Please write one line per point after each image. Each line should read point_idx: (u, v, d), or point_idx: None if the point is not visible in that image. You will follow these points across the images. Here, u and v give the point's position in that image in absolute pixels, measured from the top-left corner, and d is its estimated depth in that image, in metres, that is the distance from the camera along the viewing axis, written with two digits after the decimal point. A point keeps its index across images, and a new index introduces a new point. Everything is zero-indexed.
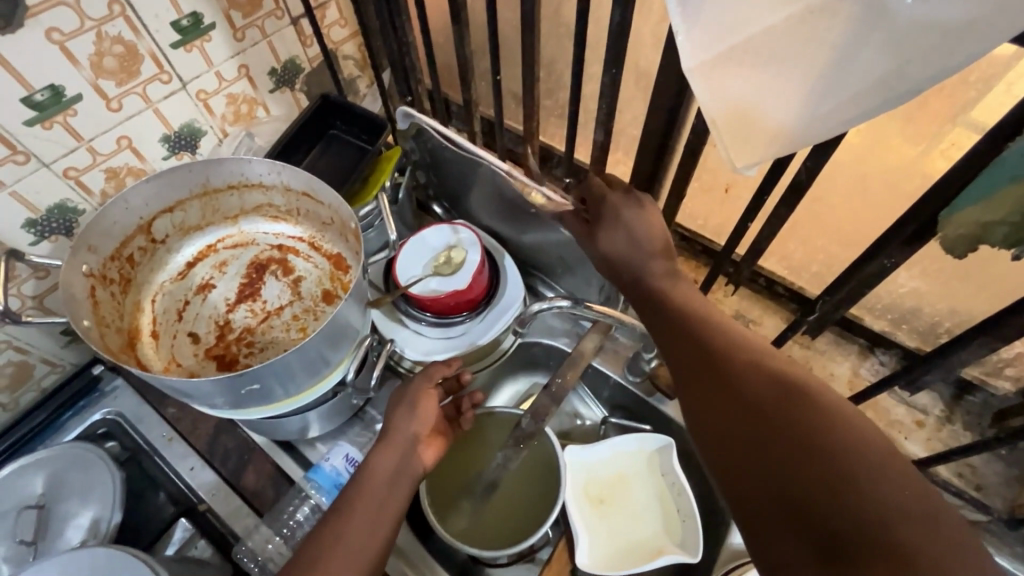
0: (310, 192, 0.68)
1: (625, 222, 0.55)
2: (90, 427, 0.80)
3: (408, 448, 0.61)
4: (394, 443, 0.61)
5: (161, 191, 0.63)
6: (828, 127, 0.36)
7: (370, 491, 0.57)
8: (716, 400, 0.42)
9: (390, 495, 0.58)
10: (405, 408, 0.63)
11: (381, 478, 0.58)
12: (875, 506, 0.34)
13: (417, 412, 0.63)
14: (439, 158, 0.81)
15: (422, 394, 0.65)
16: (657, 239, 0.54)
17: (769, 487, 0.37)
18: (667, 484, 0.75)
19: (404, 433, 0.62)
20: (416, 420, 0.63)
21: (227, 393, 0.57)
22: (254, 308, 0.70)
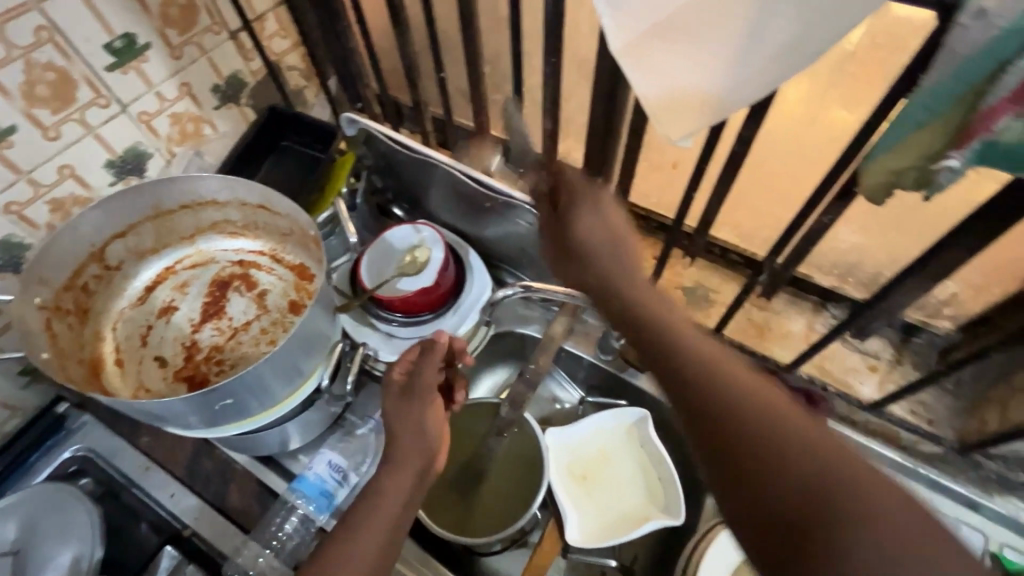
0: (267, 205, 0.68)
1: (588, 214, 0.52)
2: (60, 466, 0.78)
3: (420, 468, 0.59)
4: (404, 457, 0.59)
5: (112, 215, 0.62)
6: (745, 95, 0.39)
7: (374, 517, 0.55)
8: (693, 410, 0.40)
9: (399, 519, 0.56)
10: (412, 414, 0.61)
11: (390, 499, 0.56)
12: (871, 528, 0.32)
13: (426, 423, 0.61)
14: (393, 161, 0.81)
15: (425, 406, 0.61)
16: (614, 225, 0.52)
17: (755, 498, 0.36)
18: (646, 455, 0.78)
19: (411, 445, 0.59)
20: (427, 433, 0.60)
21: (200, 411, 0.57)
22: (221, 326, 0.70)
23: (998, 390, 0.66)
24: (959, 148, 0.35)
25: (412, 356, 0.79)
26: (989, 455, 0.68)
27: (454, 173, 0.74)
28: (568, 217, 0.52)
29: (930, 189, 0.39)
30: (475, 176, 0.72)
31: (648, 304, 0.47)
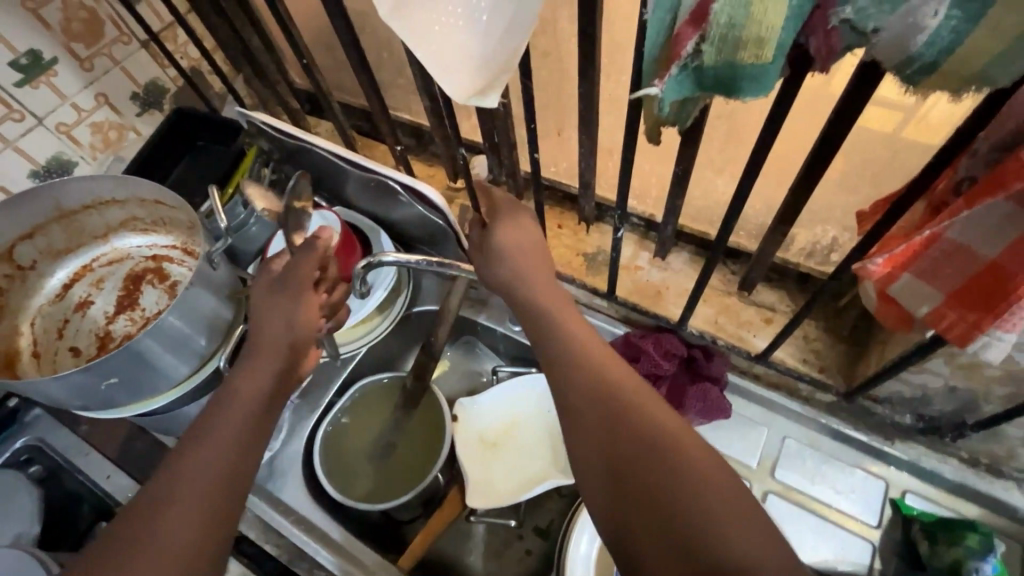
0: (162, 200, 0.73)
1: (502, 231, 0.59)
2: (12, 455, 0.85)
3: (281, 366, 0.58)
4: (269, 351, 0.58)
5: (14, 218, 0.67)
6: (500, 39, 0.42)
7: (224, 421, 0.53)
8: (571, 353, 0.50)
9: (255, 424, 0.55)
10: (274, 315, 0.59)
11: (248, 395, 0.55)
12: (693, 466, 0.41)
13: (295, 321, 0.60)
14: (294, 151, 0.85)
15: (296, 301, 0.60)
16: (524, 246, 0.58)
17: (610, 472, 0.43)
18: (552, 419, 0.80)
19: (276, 344, 0.59)
20: (291, 330, 0.59)
21: (88, 390, 0.62)
22: (133, 317, 0.75)
23: (881, 332, 0.65)
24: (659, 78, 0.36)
25: None
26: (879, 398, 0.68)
27: (342, 156, 0.77)
28: (489, 235, 0.59)
29: (661, 117, 0.38)
30: (356, 158, 0.75)
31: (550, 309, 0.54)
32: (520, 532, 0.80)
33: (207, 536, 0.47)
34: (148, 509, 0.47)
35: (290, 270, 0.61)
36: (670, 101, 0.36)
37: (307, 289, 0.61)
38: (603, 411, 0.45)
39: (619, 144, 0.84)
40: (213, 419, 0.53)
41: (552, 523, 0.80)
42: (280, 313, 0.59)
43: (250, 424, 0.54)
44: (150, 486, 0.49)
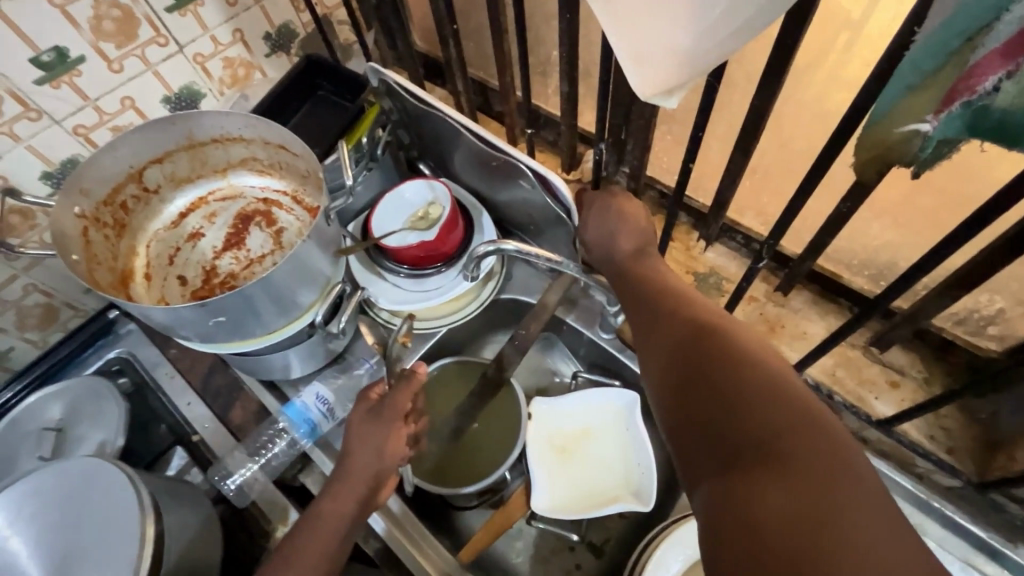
0: (286, 146, 0.72)
1: (598, 214, 0.67)
2: (105, 363, 0.89)
3: (364, 494, 0.61)
4: (353, 484, 0.61)
5: (150, 142, 0.68)
6: (715, 39, 0.37)
7: (305, 556, 0.57)
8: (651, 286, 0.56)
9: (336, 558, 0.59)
10: (369, 448, 0.62)
11: (332, 523, 0.59)
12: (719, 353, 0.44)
13: (384, 452, 0.62)
14: (416, 116, 0.83)
15: (386, 431, 0.63)
16: (630, 235, 0.64)
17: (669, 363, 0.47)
18: (630, 439, 0.76)
19: (365, 470, 0.62)
20: (381, 461, 0.62)
21: (197, 324, 0.63)
22: (238, 256, 0.76)
23: None
24: (937, 110, 0.33)
25: (413, 306, 0.81)
26: (1014, 496, 0.61)
27: (468, 131, 0.74)
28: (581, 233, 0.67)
29: (915, 160, 0.37)
30: (485, 135, 0.72)
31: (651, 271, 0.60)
32: (574, 546, 0.77)
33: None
34: None
35: (392, 404, 0.64)
36: (941, 137, 0.34)
37: (398, 422, 0.63)
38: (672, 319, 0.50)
39: (756, 163, 0.78)
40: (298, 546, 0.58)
41: (609, 543, 0.77)
42: (369, 442, 0.62)
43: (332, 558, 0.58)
44: None
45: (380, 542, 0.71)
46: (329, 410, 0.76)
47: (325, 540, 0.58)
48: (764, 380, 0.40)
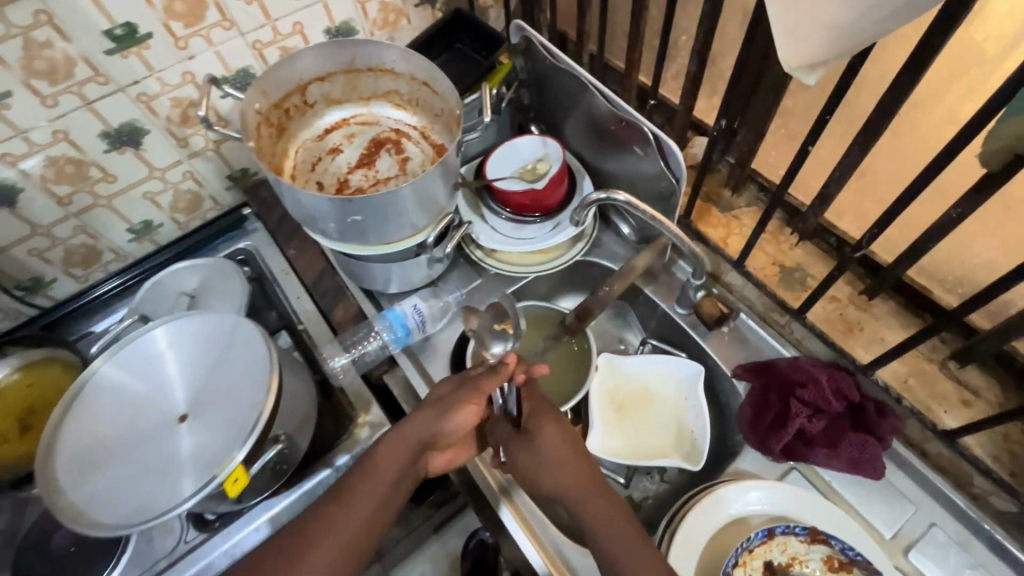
0: (429, 83, 0.81)
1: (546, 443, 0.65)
2: (233, 252, 1.02)
3: (414, 449, 0.65)
4: (405, 440, 0.64)
5: (320, 60, 0.78)
6: (871, 21, 0.41)
7: (355, 500, 0.61)
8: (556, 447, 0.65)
9: (389, 497, 0.63)
10: (439, 418, 0.65)
11: (384, 468, 0.63)
12: None
13: (444, 419, 0.65)
14: (544, 77, 0.90)
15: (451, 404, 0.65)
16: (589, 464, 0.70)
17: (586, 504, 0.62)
18: (686, 406, 0.80)
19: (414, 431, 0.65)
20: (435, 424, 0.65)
21: (339, 220, 0.73)
22: (368, 174, 0.86)
23: None
24: None
25: (507, 247, 0.88)
26: None
27: (594, 95, 0.80)
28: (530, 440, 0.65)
29: None
30: (611, 97, 0.77)
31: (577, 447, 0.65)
32: (615, 495, 0.82)
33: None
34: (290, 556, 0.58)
35: (475, 382, 0.66)
36: None
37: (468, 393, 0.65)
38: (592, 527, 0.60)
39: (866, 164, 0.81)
40: (335, 498, 0.62)
41: (648, 500, 0.81)
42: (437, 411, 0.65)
43: (377, 503, 0.62)
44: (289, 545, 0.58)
45: None
46: (419, 312, 0.84)
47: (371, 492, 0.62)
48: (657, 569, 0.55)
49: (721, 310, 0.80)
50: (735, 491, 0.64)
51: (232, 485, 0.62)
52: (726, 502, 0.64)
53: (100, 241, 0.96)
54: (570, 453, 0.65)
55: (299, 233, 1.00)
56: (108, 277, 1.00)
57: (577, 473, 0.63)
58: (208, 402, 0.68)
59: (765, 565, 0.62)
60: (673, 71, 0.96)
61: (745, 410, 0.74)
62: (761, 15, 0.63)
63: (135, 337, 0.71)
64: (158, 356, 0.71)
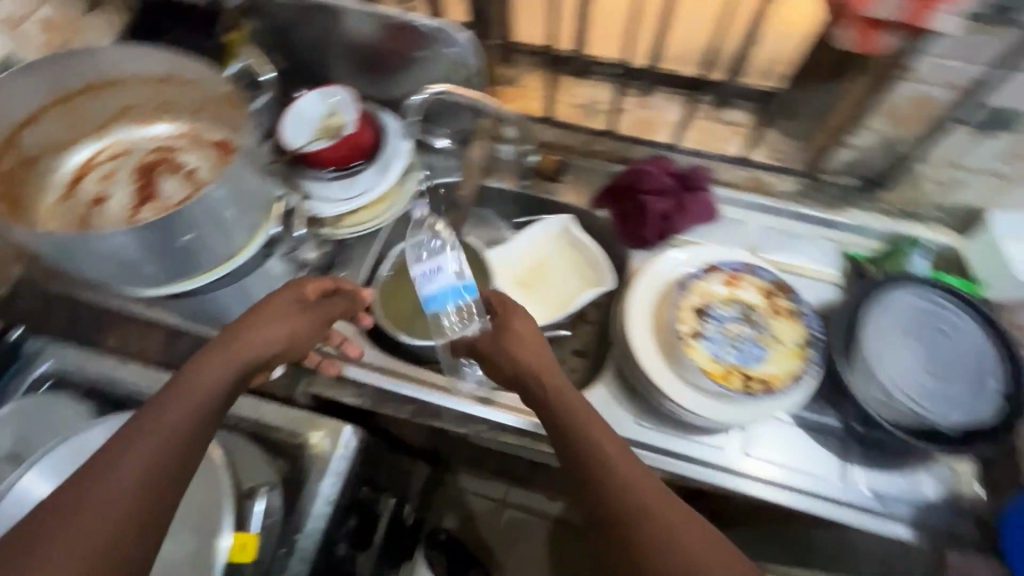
0: (172, 73, 0.69)
1: (516, 325, 0.68)
2: (33, 384, 0.77)
3: (237, 379, 0.55)
4: (223, 355, 0.55)
5: (16, 98, 0.64)
6: None
7: (160, 427, 0.48)
8: (536, 349, 0.65)
9: (185, 451, 0.48)
10: (274, 323, 0.60)
11: (198, 393, 0.51)
12: (608, 485, 0.51)
13: (271, 329, 0.59)
14: (287, 29, 0.86)
15: (273, 316, 0.60)
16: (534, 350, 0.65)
17: (564, 395, 0.60)
18: (574, 249, 0.90)
19: (261, 336, 0.58)
20: (268, 338, 0.58)
21: (164, 249, 0.62)
22: (156, 206, 0.71)
23: None
24: None
25: (350, 204, 0.83)
26: (835, 173, 0.87)
27: (350, 18, 0.82)
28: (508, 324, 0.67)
29: None
30: (375, 9, 0.79)
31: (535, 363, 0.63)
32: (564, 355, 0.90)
33: (118, 541, 0.42)
34: (32, 534, 0.41)
35: (317, 306, 0.66)
36: None
37: (294, 304, 0.63)
38: (552, 430, 0.58)
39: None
40: (173, 400, 0.50)
41: (588, 343, 0.91)
42: (270, 316, 0.60)
43: (182, 438, 0.48)
44: (45, 503, 0.43)
45: (411, 404, 0.78)
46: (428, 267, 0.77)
47: (159, 444, 0.47)
48: (621, 489, 0.51)
49: (558, 160, 0.92)
50: (648, 277, 0.80)
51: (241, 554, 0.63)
52: (642, 285, 0.79)
53: None
54: (540, 350, 0.65)
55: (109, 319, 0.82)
56: None
57: (541, 354, 0.64)
58: None
59: (694, 308, 0.75)
60: None
61: (614, 223, 0.89)
62: None
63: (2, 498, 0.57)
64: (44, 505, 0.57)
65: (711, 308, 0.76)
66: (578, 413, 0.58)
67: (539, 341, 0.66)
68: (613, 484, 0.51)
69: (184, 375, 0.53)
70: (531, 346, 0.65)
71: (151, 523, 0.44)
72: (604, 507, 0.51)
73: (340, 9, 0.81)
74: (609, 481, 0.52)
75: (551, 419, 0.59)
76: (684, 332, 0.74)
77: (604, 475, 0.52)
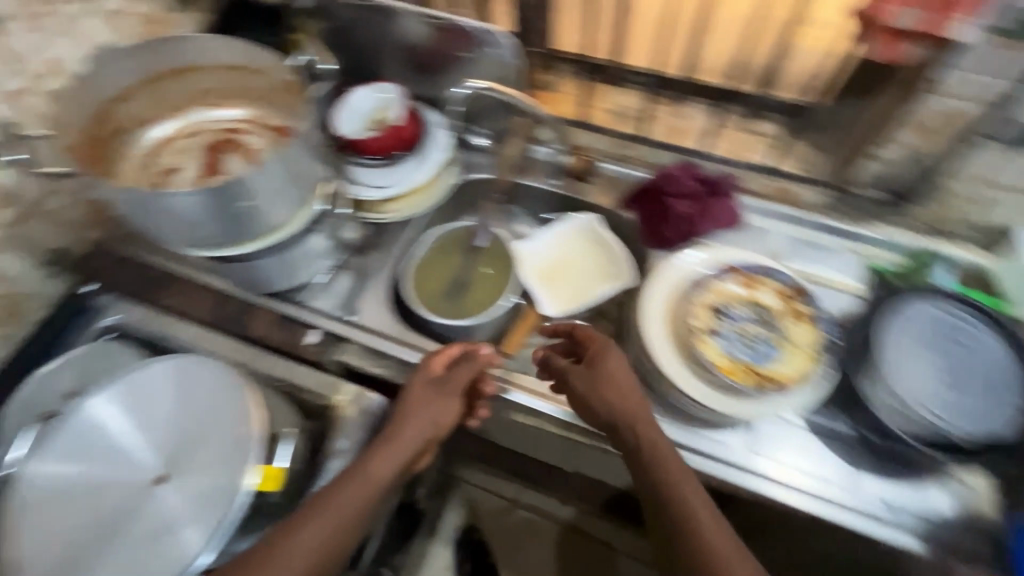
0: (242, 65, 0.79)
1: (606, 371, 0.73)
2: (95, 336, 0.87)
3: (655, 445, 0.67)
4: (616, 381, 0.72)
5: (111, 76, 0.72)
6: None
7: (665, 450, 0.67)
8: (668, 460, 0.66)
9: (684, 476, 0.66)
10: (623, 376, 0.72)
11: (671, 454, 0.67)
12: (691, 534, 0.62)
13: (610, 372, 0.73)
14: (348, 30, 0.93)
15: (615, 362, 0.73)
16: (614, 380, 0.72)
17: (673, 459, 0.67)
18: (599, 248, 0.94)
19: (640, 405, 0.70)
20: (630, 398, 0.70)
21: (227, 215, 0.69)
22: (221, 179, 0.80)
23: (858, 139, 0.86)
24: None
25: (391, 190, 0.90)
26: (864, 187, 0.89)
27: (407, 21, 0.88)
28: (600, 363, 0.73)
29: None
30: (433, 12, 0.85)
31: (656, 439, 0.68)
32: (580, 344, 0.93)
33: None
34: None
35: (450, 377, 0.76)
36: None
37: (608, 364, 0.73)
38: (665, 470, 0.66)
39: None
40: (664, 462, 0.66)
41: None
42: (606, 348, 0.76)
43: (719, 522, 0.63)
44: None
45: None
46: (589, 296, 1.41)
47: (675, 460, 0.67)
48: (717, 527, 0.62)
49: (587, 162, 0.97)
50: (671, 274, 0.81)
51: (269, 484, 0.61)
52: (668, 280, 0.81)
53: None
54: (627, 395, 0.70)
55: (167, 282, 0.89)
56: None
57: (641, 407, 0.70)
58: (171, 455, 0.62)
59: (709, 307, 0.77)
60: None
61: (640, 223, 0.92)
62: None
63: (70, 415, 0.63)
64: (100, 427, 0.63)
65: (728, 307, 0.78)
66: (676, 472, 0.66)
67: (638, 397, 0.72)
68: (698, 531, 0.62)
69: (635, 450, 0.68)
70: (609, 380, 0.72)
71: (737, 543, 0.62)
72: (703, 539, 0.61)
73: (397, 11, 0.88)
74: (683, 520, 0.63)
75: (661, 521, 0.65)
76: (698, 326, 0.76)
77: (695, 541, 0.61)
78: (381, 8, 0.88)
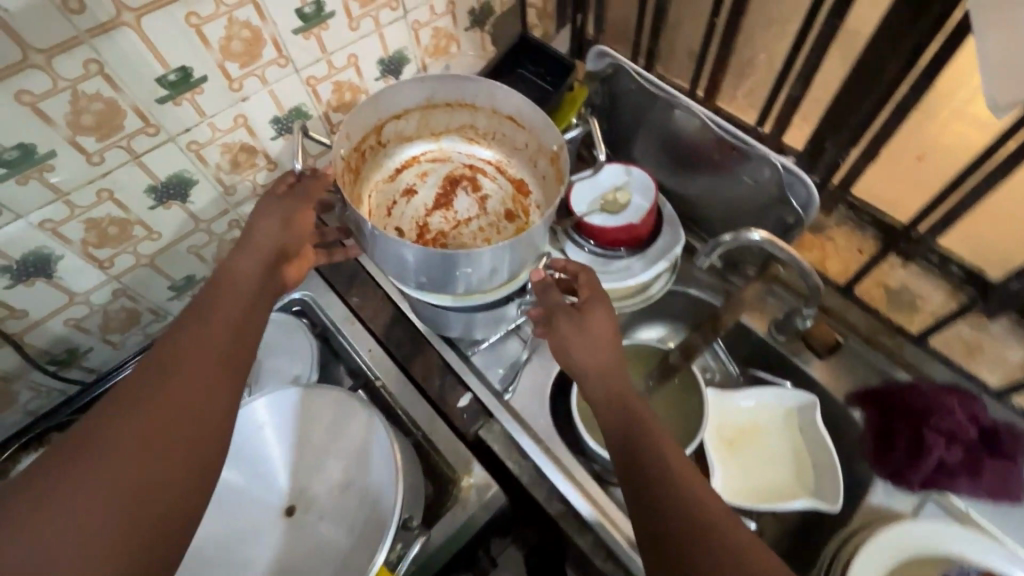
0: (515, 117, 0.75)
1: (584, 320, 0.66)
2: (287, 303, 0.91)
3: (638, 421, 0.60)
4: (584, 313, 0.67)
5: (397, 98, 0.73)
6: None
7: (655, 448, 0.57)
8: (652, 448, 0.56)
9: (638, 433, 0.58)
10: (584, 333, 0.66)
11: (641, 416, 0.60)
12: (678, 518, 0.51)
13: (585, 326, 0.66)
14: (624, 102, 0.86)
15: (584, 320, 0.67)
16: (588, 339, 0.65)
17: (654, 452, 0.56)
18: (803, 440, 0.78)
19: (605, 355, 0.64)
20: (589, 346, 0.64)
21: (443, 269, 0.66)
22: (447, 216, 0.79)
23: None
24: None
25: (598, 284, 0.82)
26: None
27: (693, 120, 0.78)
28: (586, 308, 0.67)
29: None
30: (729, 125, 0.73)
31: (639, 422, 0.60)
32: None
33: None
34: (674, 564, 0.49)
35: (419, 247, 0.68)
36: None
37: (591, 308, 0.67)
38: (655, 477, 0.55)
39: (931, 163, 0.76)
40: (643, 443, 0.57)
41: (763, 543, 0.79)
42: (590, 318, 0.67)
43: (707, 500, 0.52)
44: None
45: (562, 505, 0.74)
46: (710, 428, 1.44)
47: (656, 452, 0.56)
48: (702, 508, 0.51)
49: (835, 339, 0.78)
50: (895, 544, 0.66)
51: None
52: (885, 548, 0.65)
53: (141, 302, 0.87)
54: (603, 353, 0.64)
55: (361, 279, 0.92)
56: (123, 364, 0.92)
57: (607, 358, 0.64)
58: (314, 491, 0.63)
59: None
60: (745, 90, 0.90)
61: (867, 437, 0.73)
62: (895, 44, 0.61)
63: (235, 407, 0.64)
64: (258, 431, 0.64)
65: None
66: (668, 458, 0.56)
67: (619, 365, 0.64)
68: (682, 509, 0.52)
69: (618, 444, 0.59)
70: (594, 351, 0.65)
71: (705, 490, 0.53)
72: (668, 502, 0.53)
73: (686, 106, 0.78)
74: (668, 500, 0.53)
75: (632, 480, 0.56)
76: None
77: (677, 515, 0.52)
78: (672, 97, 0.78)
